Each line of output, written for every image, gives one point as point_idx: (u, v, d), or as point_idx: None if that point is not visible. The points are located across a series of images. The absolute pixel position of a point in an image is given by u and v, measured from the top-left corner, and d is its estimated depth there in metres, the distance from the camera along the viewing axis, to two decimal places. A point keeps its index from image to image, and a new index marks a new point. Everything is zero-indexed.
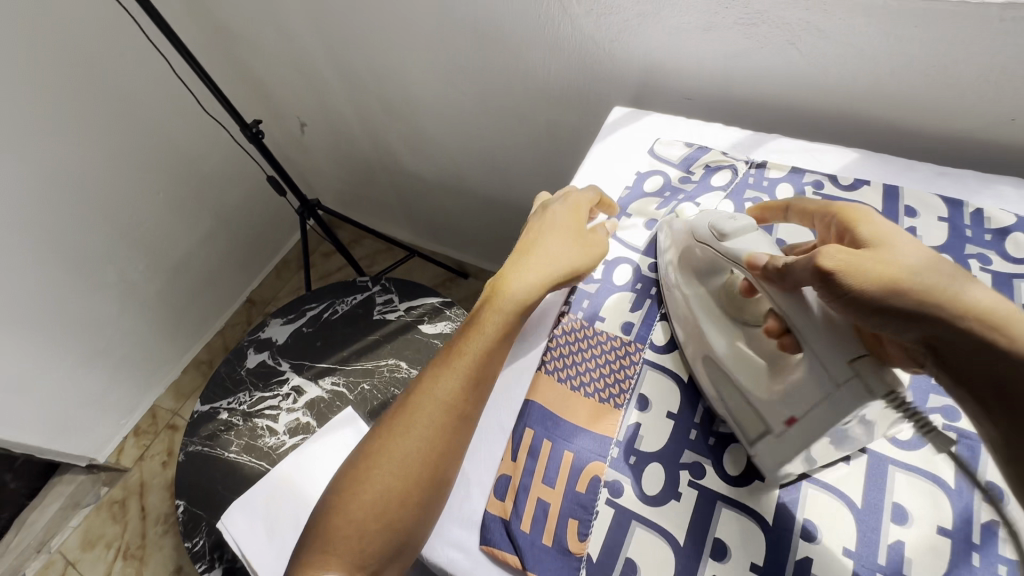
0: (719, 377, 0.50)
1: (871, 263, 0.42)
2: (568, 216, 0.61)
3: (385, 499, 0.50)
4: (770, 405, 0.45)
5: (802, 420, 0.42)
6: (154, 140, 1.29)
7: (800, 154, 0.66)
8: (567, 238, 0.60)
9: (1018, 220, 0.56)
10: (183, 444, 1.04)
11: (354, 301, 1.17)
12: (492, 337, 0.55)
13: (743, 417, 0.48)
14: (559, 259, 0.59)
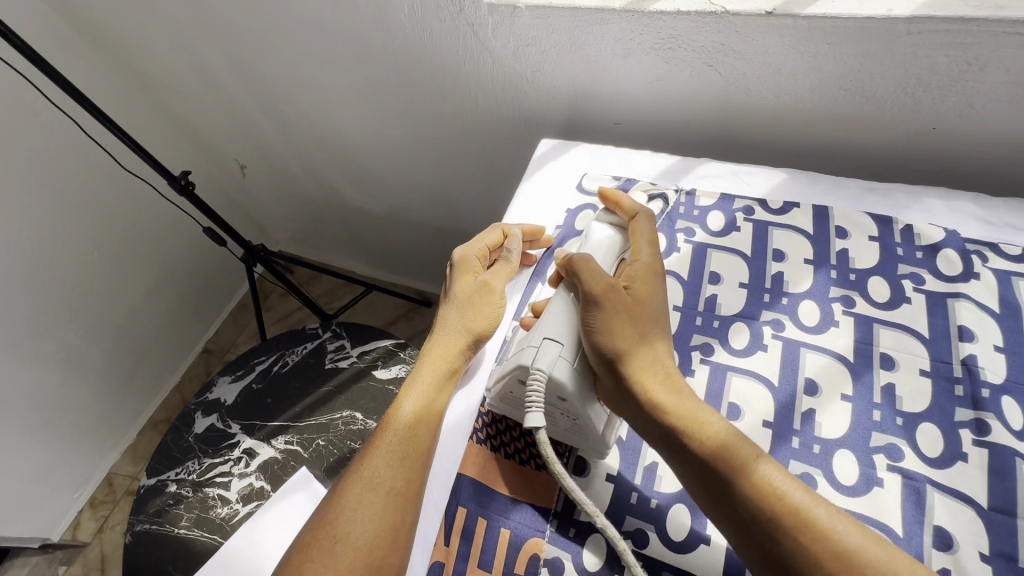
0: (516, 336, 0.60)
1: (614, 312, 0.51)
2: (467, 281, 0.62)
3: None
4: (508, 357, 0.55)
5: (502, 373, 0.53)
6: (81, 199, 1.23)
7: (729, 179, 0.64)
8: (463, 304, 0.60)
9: (948, 235, 0.54)
10: (130, 523, 0.98)
11: (304, 351, 1.12)
12: (409, 417, 0.54)
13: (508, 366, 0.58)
14: (461, 327, 0.58)
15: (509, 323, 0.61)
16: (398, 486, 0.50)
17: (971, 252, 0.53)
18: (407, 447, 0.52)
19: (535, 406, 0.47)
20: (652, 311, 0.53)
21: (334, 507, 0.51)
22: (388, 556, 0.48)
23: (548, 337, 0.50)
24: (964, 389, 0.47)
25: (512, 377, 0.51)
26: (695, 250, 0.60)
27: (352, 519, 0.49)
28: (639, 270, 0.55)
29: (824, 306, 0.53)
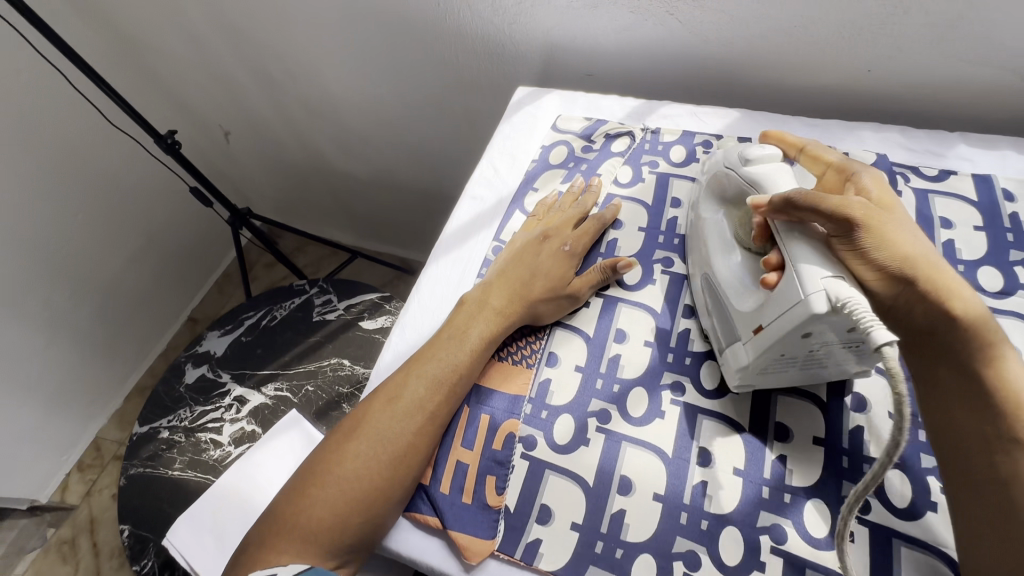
0: (715, 301, 0.52)
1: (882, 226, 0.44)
2: (563, 268, 0.58)
3: (362, 477, 0.48)
4: (747, 314, 0.47)
5: (771, 334, 0.44)
6: (65, 161, 1.24)
7: (687, 118, 0.70)
8: (547, 281, 0.57)
9: (877, 158, 0.61)
10: (124, 468, 1.01)
11: (292, 305, 1.16)
12: (469, 340, 0.54)
13: (726, 331, 0.50)
14: (530, 296, 0.56)
15: (489, 245, 0.64)
16: (444, 399, 0.51)
17: (896, 173, 0.60)
18: (468, 368, 0.53)
19: (870, 324, 0.38)
20: (905, 219, 0.47)
21: (375, 409, 0.51)
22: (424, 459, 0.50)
23: (823, 274, 0.41)
24: None
25: (801, 333, 0.42)
26: (657, 180, 0.66)
27: (398, 422, 0.50)
28: (871, 180, 0.49)
29: None
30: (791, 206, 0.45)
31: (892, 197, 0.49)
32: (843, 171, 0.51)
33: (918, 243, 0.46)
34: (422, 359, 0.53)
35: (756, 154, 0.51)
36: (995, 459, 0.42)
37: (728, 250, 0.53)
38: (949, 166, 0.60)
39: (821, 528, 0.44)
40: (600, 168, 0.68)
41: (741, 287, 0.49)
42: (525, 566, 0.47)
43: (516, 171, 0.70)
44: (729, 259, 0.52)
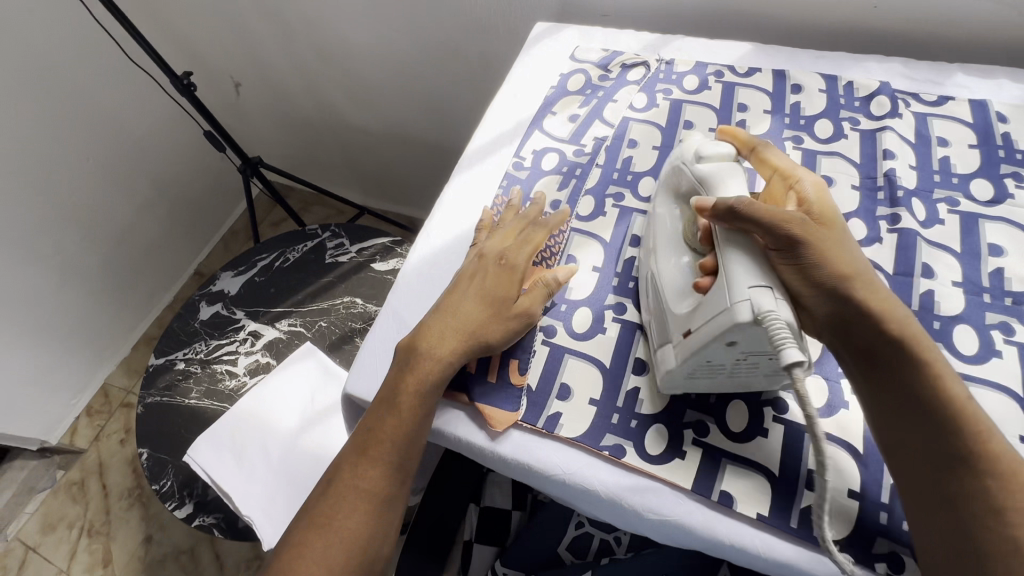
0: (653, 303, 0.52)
1: (817, 243, 0.44)
2: (507, 285, 0.52)
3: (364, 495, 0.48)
4: (681, 317, 0.47)
5: (701, 341, 0.44)
6: (77, 103, 1.25)
7: (701, 50, 0.73)
8: (491, 307, 0.51)
9: (881, 85, 0.64)
10: (141, 396, 1.04)
11: (305, 248, 1.16)
12: (457, 326, 0.51)
13: (661, 337, 0.50)
14: (476, 330, 0.50)
15: (509, 161, 0.67)
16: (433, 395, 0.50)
17: (898, 98, 0.63)
18: (416, 431, 0.49)
19: (787, 343, 0.39)
20: (844, 235, 0.46)
21: (375, 419, 0.50)
22: (383, 528, 0.49)
23: (753, 283, 0.42)
24: (884, 195, 0.57)
25: (728, 342, 0.42)
26: (672, 105, 0.68)
27: (349, 515, 0.47)
28: (816, 193, 0.48)
29: (778, 142, 0.63)
30: (728, 212, 0.44)
31: (834, 210, 0.48)
32: (792, 181, 0.50)
33: (855, 260, 0.45)
34: (371, 437, 0.49)
35: (707, 149, 0.51)
36: (947, 482, 0.40)
37: (670, 250, 0.52)
38: (947, 94, 0.63)
39: (818, 399, 0.49)
40: (616, 95, 0.70)
41: (677, 292, 0.48)
42: (547, 435, 0.50)
43: (535, 97, 0.72)
44: (669, 263, 0.51)
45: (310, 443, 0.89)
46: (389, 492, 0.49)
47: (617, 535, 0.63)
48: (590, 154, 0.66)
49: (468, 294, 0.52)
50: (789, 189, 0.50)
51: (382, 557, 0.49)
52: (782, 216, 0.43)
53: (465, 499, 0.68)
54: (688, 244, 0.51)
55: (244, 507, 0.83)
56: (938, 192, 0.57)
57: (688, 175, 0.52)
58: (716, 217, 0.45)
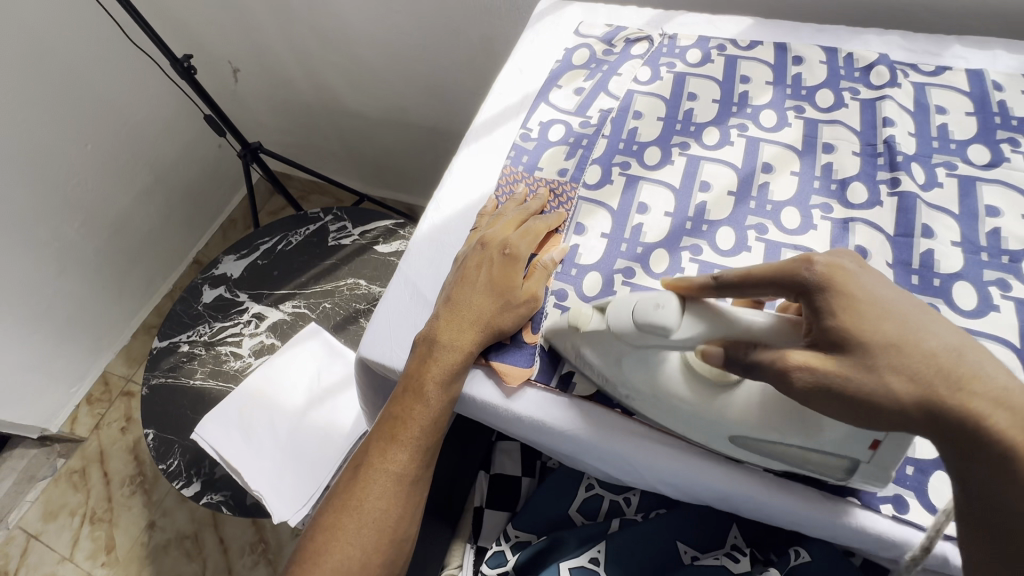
0: (752, 447, 0.44)
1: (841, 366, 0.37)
2: (512, 275, 0.53)
3: (398, 475, 0.50)
4: (829, 441, 0.41)
5: (891, 442, 0.39)
6: (75, 88, 1.24)
7: (704, 26, 0.74)
8: (499, 295, 0.52)
9: (879, 56, 0.66)
10: (146, 378, 1.04)
11: (306, 232, 1.15)
12: (471, 322, 0.51)
13: (814, 463, 0.43)
14: (489, 318, 0.51)
15: (516, 133, 0.68)
16: (453, 382, 0.50)
17: (897, 69, 0.65)
18: (440, 419, 0.51)
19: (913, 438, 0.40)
20: (861, 318, 0.37)
21: (402, 410, 0.50)
22: (415, 505, 0.51)
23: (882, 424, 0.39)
24: (885, 160, 0.59)
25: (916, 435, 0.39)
26: (675, 78, 0.69)
27: (379, 495, 0.49)
28: (827, 293, 0.38)
29: (781, 112, 0.64)
30: (746, 372, 0.40)
31: (863, 290, 0.38)
32: (779, 286, 0.40)
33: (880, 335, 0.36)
34: (395, 423, 0.51)
35: (651, 320, 0.42)
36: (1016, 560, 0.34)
37: (693, 401, 0.45)
38: (944, 64, 0.65)
39: None
40: (621, 68, 0.71)
41: (787, 414, 0.42)
42: (561, 394, 0.51)
43: (541, 71, 0.73)
44: (723, 405, 0.44)
45: (317, 420, 0.89)
46: (415, 476, 0.51)
47: (626, 497, 0.64)
48: (596, 126, 0.67)
49: (475, 285, 0.52)
50: (785, 292, 0.40)
51: (410, 537, 0.52)
52: (804, 384, 0.37)
53: (475, 465, 0.69)
54: (711, 390, 0.44)
55: (254, 483, 0.83)
56: (937, 156, 0.58)
57: (643, 340, 0.44)
58: (727, 366, 0.41)
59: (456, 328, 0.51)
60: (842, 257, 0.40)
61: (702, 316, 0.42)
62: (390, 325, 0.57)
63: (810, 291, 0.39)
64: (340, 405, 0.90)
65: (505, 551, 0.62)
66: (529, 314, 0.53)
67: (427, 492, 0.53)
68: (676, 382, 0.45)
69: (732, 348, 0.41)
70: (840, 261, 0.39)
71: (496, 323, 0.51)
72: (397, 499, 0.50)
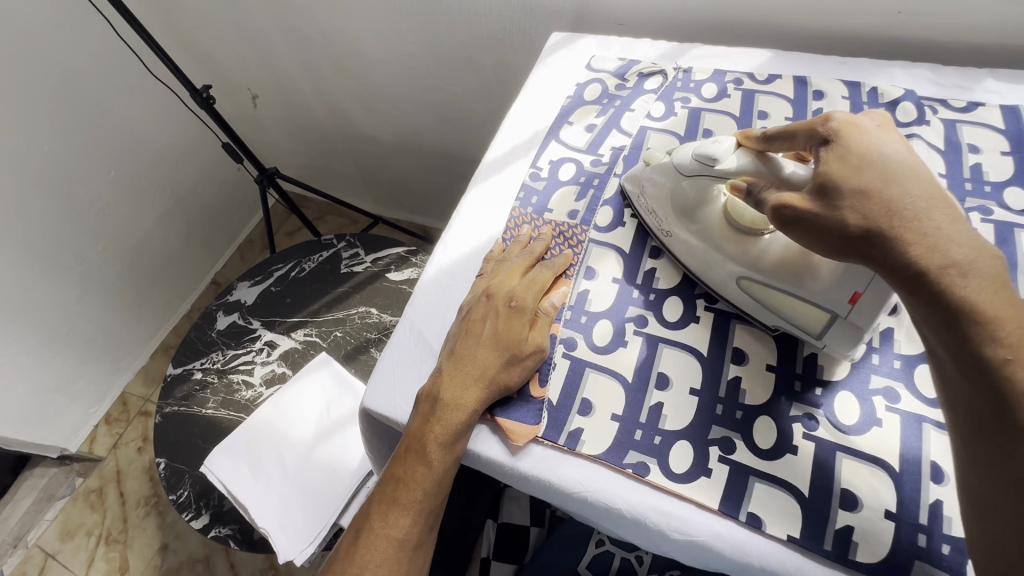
0: (755, 292, 0.50)
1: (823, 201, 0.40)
2: (518, 327, 0.51)
3: (399, 542, 0.48)
4: (818, 290, 0.46)
5: (872, 295, 0.44)
6: (98, 116, 1.28)
7: (719, 58, 0.72)
8: (504, 349, 0.50)
9: (906, 92, 0.63)
10: (159, 406, 1.05)
11: (319, 258, 1.16)
12: (476, 378, 0.49)
13: (799, 313, 0.48)
14: (494, 373, 0.49)
15: (526, 171, 0.66)
16: (456, 442, 0.49)
17: (924, 105, 0.62)
18: (443, 480, 0.49)
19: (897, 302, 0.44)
20: (845, 163, 0.40)
21: (403, 473, 0.49)
22: (417, 570, 0.49)
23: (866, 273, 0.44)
24: None
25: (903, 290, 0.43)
26: (690, 114, 0.67)
27: (379, 562, 0.48)
28: (830, 143, 0.42)
29: None
30: (760, 206, 0.45)
31: (860, 145, 0.41)
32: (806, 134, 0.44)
33: (862, 176, 0.39)
34: (397, 485, 0.49)
35: (705, 149, 0.49)
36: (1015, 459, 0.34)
37: (718, 235, 0.52)
38: (977, 99, 0.62)
39: (852, 420, 0.46)
40: (634, 104, 0.70)
41: (790, 264, 0.48)
42: (569, 452, 0.49)
43: (552, 107, 0.72)
44: (747, 245, 0.51)
45: (325, 454, 0.88)
46: (418, 540, 0.49)
47: (639, 554, 0.61)
48: (607, 164, 0.65)
49: (480, 337, 0.51)
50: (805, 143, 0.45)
51: None
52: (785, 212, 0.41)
53: (482, 514, 0.67)
54: (735, 232, 0.51)
55: (260, 519, 0.82)
56: (970, 200, 0.55)
57: (699, 172, 0.51)
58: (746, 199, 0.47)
59: (458, 386, 0.49)
60: (864, 118, 0.44)
61: (749, 154, 0.47)
62: (393, 375, 0.55)
63: (821, 141, 0.43)
64: (348, 439, 0.89)
65: None
66: (535, 366, 0.51)
67: (430, 554, 0.51)
68: (714, 216, 0.53)
69: (758, 184, 0.46)
70: (857, 121, 0.43)
71: (501, 377, 0.50)
72: (397, 566, 0.48)
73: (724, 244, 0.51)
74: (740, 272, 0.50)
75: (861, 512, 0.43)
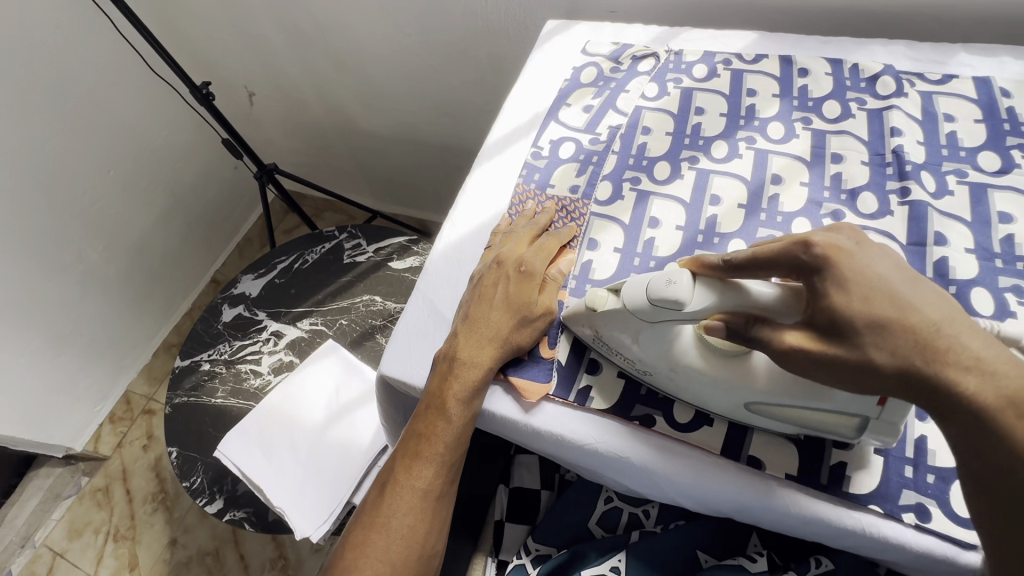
0: (772, 413, 0.45)
1: (837, 342, 0.38)
2: (528, 291, 0.54)
3: (422, 493, 0.51)
4: (843, 401, 0.42)
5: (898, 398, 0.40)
6: (97, 116, 1.28)
7: (708, 41, 0.75)
8: (516, 312, 0.53)
9: (885, 67, 0.67)
10: (169, 397, 1.06)
11: (322, 250, 1.17)
12: (490, 339, 0.52)
13: (826, 424, 0.44)
14: (507, 333, 0.52)
15: (527, 151, 0.69)
16: (473, 398, 0.51)
17: (902, 78, 0.65)
18: (462, 435, 0.52)
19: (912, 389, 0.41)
20: (851, 298, 0.37)
21: (424, 429, 0.51)
22: (439, 521, 0.52)
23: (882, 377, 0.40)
24: (894, 169, 0.59)
25: None
26: (683, 93, 0.70)
27: (403, 513, 0.50)
28: (821, 270, 0.38)
29: (788, 124, 0.65)
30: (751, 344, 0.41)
31: (858, 271, 0.38)
32: (782, 265, 0.40)
33: (876, 306, 0.37)
34: (419, 441, 0.52)
35: (664, 295, 0.44)
36: None
37: (714, 373, 0.46)
38: (951, 72, 0.65)
39: None
40: (628, 85, 0.73)
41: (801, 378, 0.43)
42: (578, 408, 0.52)
43: (550, 90, 0.75)
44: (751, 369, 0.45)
45: (337, 435, 0.91)
46: (440, 492, 0.52)
47: (646, 509, 0.64)
48: (605, 142, 0.68)
49: (492, 302, 0.53)
50: (785, 270, 0.40)
51: (436, 552, 0.53)
52: (797, 356, 0.39)
53: (494, 480, 0.70)
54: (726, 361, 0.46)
55: (275, 499, 0.84)
56: (947, 164, 0.58)
57: (662, 316, 0.45)
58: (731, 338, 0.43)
59: (473, 346, 0.52)
60: (840, 235, 0.40)
61: (716, 290, 0.43)
62: (409, 344, 0.58)
63: (810, 271, 0.39)
64: (359, 420, 0.92)
65: (525, 564, 0.62)
66: (544, 329, 0.54)
67: (451, 507, 0.54)
68: (693, 356, 0.47)
69: (736, 321, 0.42)
70: (838, 239, 0.39)
71: (512, 338, 0.52)
72: (421, 515, 0.51)
73: (725, 378, 0.45)
74: (749, 399, 0.45)
75: (853, 450, 0.46)
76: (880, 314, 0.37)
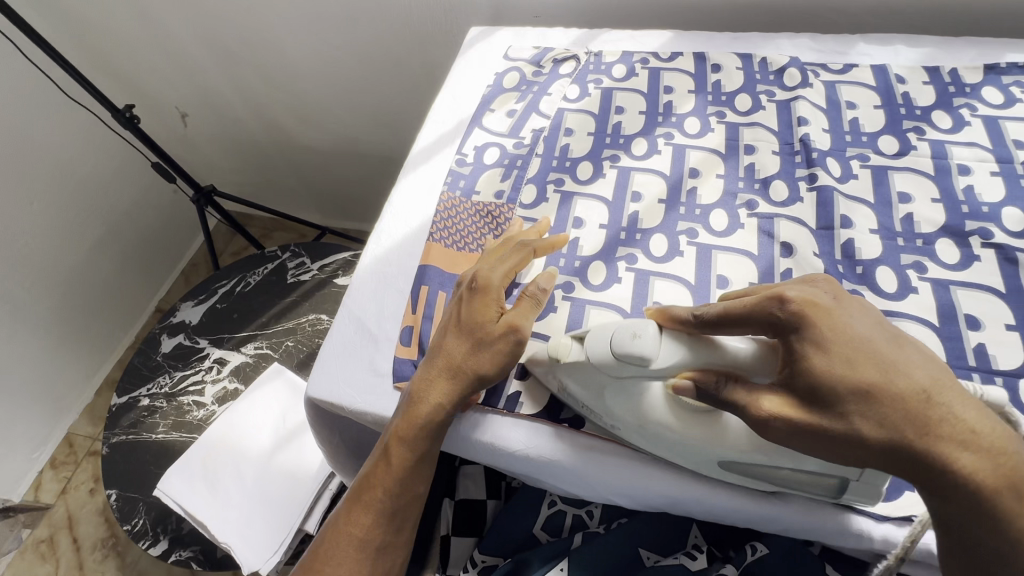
0: (749, 471, 0.45)
1: (820, 409, 0.38)
2: (486, 311, 0.50)
3: (360, 541, 0.50)
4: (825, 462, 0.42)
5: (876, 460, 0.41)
6: (13, 146, 1.22)
7: (626, 41, 0.77)
8: (470, 334, 0.50)
9: (791, 59, 0.69)
10: (105, 437, 1.01)
11: (264, 271, 1.14)
12: (441, 368, 0.49)
13: (808, 484, 0.45)
14: (459, 360, 0.49)
15: (452, 159, 0.69)
16: (419, 447, 0.49)
17: (807, 70, 0.68)
18: (406, 483, 0.50)
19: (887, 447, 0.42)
20: (835, 362, 0.38)
21: (370, 475, 0.51)
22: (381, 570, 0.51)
23: None
24: (802, 157, 0.61)
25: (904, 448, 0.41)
26: (603, 94, 0.71)
27: (337, 561, 0.49)
28: (799, 329, 0.39)
29: (703, 119, 0.66)
30: (721, 404, 0.41)
31: (836, 331, 0.38)
32: (756, 321, 0.41)
33: (860, 372, 0.37)
34: (364, 486, 0.51)
35: (630, 350, 0.43)
36: None
37: (685, 430, 0.45)
38: (852, 62, 0.68)
39: None
40: (550, 88, 0.73)
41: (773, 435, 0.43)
42: (508, 414, 0.52)
43: (473, 96, 0.75)
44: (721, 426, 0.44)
45: (284, 462, 0.88)
46: (380, 541, 0.50)
47: (589, 509, 0.64)
48: (529, 146, 0.68)
49: (448, 326, 0.51)
50: (762, 327, 0.41)
51: None
52: (777, 424, 0.39)
53: (438, 494, 0.68)
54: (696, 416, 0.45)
55: (220, 534, 0.81)
56: (851, 149, 0.61)
57: (625, 370, 0.44)
58: (700, 396, 0.42)
59: (425, 377, 0.50)
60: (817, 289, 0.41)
61: (685, 344, 0.43)
62: (336, 363, 0.56)
63: (786, 329, 0.40)
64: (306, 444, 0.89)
65: None
66: (507, 350, 0.49)
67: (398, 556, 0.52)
68: (662, 412, 0.45)
69: (706, 381, 0.41)
70: (814, 296, 0.40)
71: (464, 363, 0.49)
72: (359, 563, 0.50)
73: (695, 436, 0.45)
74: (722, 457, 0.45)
75: None
76: (866, 381, 0.37)
